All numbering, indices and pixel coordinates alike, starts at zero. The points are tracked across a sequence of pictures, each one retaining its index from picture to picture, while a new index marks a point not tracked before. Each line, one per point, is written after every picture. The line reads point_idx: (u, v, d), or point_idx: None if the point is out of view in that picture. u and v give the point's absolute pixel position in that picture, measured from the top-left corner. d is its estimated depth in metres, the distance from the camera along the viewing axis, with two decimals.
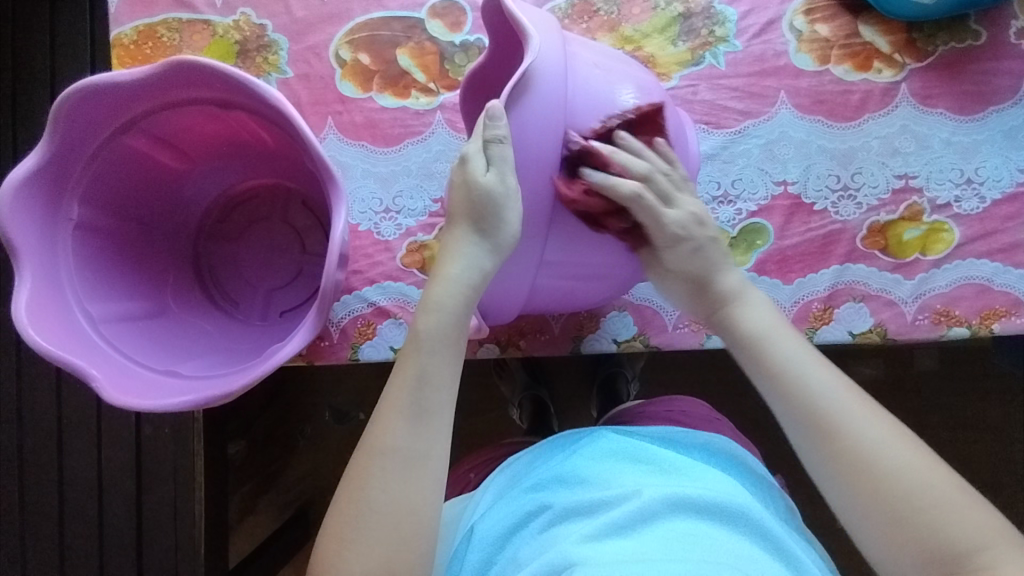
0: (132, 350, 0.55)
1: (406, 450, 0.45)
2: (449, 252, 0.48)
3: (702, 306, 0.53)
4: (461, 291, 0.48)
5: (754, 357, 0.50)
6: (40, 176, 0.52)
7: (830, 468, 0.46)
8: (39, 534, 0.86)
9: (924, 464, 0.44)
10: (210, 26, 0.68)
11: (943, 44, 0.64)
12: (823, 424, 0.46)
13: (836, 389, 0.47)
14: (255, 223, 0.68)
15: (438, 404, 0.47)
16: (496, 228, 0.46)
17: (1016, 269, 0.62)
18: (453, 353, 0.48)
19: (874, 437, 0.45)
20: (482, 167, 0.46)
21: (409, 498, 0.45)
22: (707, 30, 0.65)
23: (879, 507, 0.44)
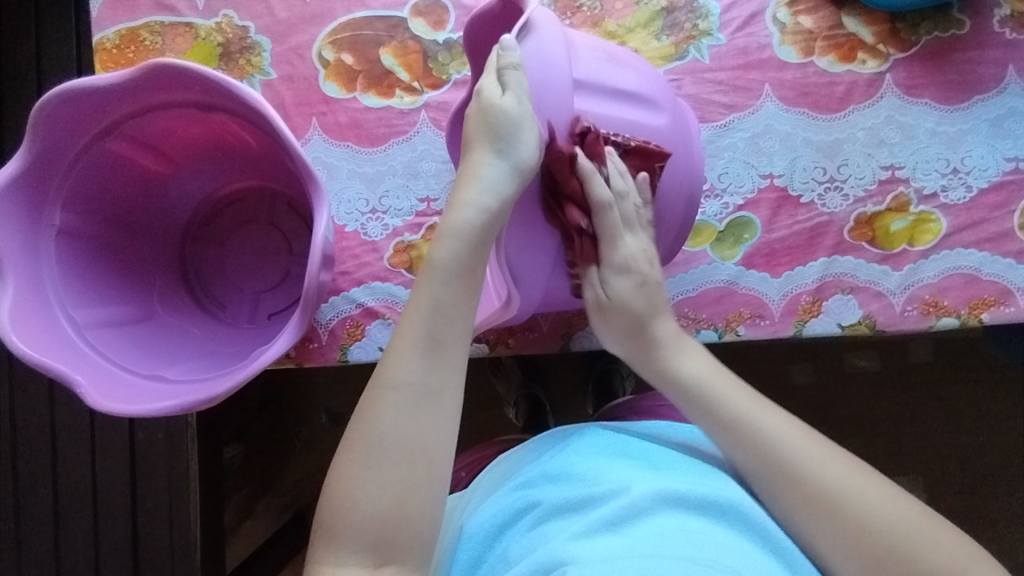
0: (117, 354, 0.55)
1: (420, 382, 0.44)
2: (468, 176, 0.47)
3: (634, 350, 0.54)
4: (478, 216, 0.46)
5: (702, 407, 0.51)
6: (20, 183, 0.52)
7: (789, 507, 0.46)
8: (36, 541, 0.86)
9: (883, 493, 0.45)
10: (192, 29, 0.68)
11: (926, 34, 0.64)
12: (779, 469, 0.47)
13: (791, 432, 0.48)
14: (242, 225, 0.68)
15: (452, 338, 0.45)
16: (514, 146, 0.45)
17: (1004, 259, 0.61)
18: (471, 284, 0.46)
19: (830, 474, 0.46)
20: (498, 91, 0.46)
21: (422, 429, 0.44)
22: (691, 24, 0.65)
23: (853, 544, 0.43)
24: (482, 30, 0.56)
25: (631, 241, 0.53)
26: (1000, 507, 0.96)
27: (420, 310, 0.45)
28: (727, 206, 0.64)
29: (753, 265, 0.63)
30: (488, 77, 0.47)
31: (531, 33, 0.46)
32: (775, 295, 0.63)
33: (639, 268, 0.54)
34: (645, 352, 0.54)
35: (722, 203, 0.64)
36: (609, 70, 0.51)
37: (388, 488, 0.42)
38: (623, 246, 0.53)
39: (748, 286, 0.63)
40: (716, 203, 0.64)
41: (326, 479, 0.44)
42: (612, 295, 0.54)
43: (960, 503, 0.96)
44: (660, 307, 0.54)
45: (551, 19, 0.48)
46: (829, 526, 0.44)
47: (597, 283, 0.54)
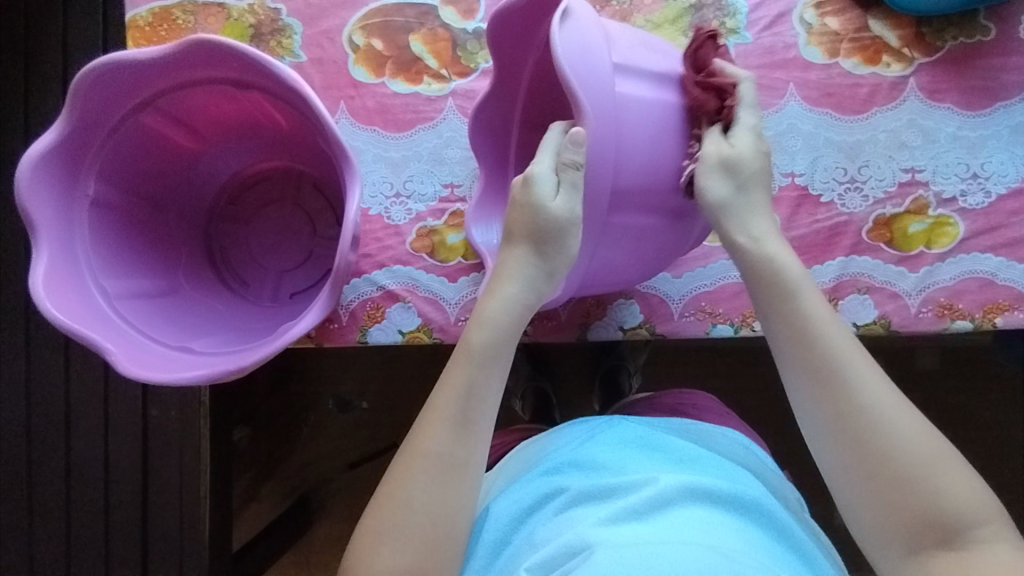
0: (145, 325, 0.56)
1: (447, 455, 0.46)
2: (505, 272, 0.50)
3: (726, 219, 0.50)
4: (516, 310, 0.50)
5: (770, 293, 0.48)
6: (57, 152, 0.53)
7: (822, 413, 0.46)
8: (46, 511, 0.87)
9: (919, 430, 0.44)
10: (225, 9, 0.68)
11: (952, 40, 0.64)
12: (833, 379, 0.46)
13: (848, 345, 0.47)
14: (267, 205, 0.69)
15: (480, 418, 0.47)
16: (556, 251, 0.49)
17: (1019, 264, 0.62)
18: (501, 371, 0.49)
19: (873, 400, 0.45)
20: (551, 192, 0.48)
21: (446, 501, 0.45)
22: (718, 22, 0.66)
23: (870, 464, 0.44)
24: (506, 24, 0.57)
25: (743, 138, 0.51)
26: (1001, 515, 0.96)
27: (454, 393, 0.48)
28: None
29: None
30: (546, 163, 0.49)
31: (567, 21, 0.47)
32: None
33: (756, 143, 0.51)
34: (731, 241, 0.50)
35: None
36: (645, 57, 0.52)
37: (409, 550, 0.44)
38: (722, 142, 0.50)
39: None
40: None
41: (353, 533, 0.46)
42: (716, 175, 0.49)
43: None
44: (749, 189, 0.50)
45: (584, 9, 0.49)
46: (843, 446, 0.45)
47: (714, 142, 0.50)
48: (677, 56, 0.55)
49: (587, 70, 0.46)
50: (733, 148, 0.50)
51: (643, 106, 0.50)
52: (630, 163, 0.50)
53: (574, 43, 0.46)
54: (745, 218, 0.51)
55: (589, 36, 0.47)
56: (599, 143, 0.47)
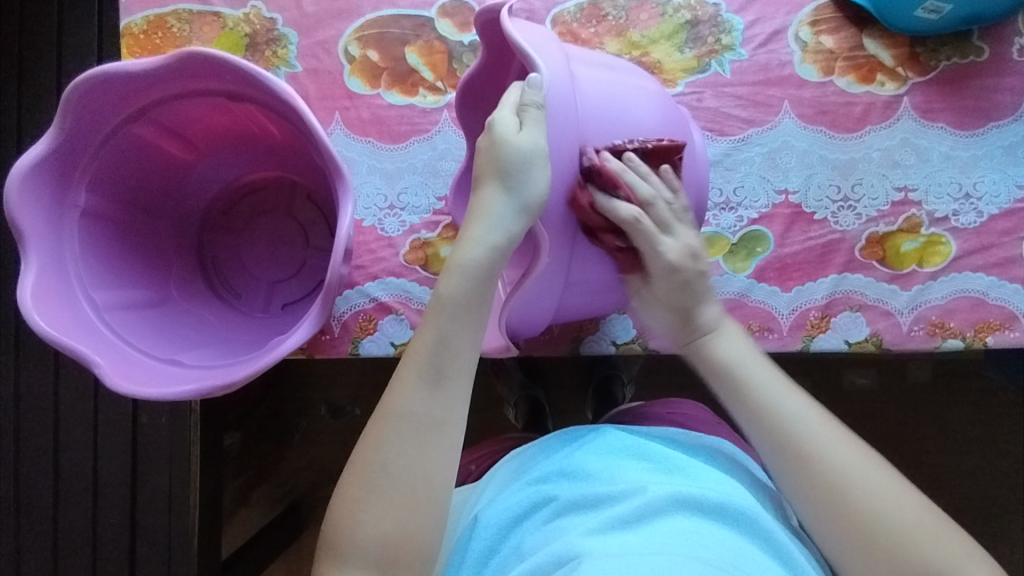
0: (134, 337, 0.56)
1: (421, 414, 0.45)
2: (477, 212, 0.47)
3: (681, 330, 0.53)
4: (488, 254, 0.46)
5: (729, 384, 0.50)
6: (48, 163, 0.53)
7: (798, 489, 0.46)
8: (33, 517, 0.86)
9: (896, 489, 0.45)
10: (220, 18, 0.68)
11: (946, 60, 0.65)
12: (802, 452, 0.46)
13: (811, 415, 0.48)
14: (260, 215, 0.68)
15: (456, 370, 0.46)
16: (524, 186, 0.45)
17: (1011, 284, 0.62)
18: (475, 320, 0.47)
19: (843, 463, 0.45)
20: (514, 126, 0.45)
21: (423, 464, 0.45)
22: (714, 38, 0.66)
23: (864, 544, 0.44)
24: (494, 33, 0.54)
25: (682, 234, 0.51)
26: (993, 528, 0.97)
27: (426, 344, 0.46)
28: (741, 219, 0.65)
29: (764, 279, 0.64)
30: (503, 109, 0.46)
31: (517, 20, 0.49)
32: (784, 309, 0.64)
33: (686, 268, 0.51)
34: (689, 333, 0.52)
35: (737, 216, 0.65)
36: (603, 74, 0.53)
37: (390, 515, 0.44)
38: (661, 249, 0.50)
39: (758, 299, 0.64)
40: (730, 216, 0.65)
41: (331, 506, 0.46)
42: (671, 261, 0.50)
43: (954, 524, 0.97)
44: (706, 290, 0.52)
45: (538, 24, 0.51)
46: (840, 528, 0.44)
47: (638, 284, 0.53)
48: (641, 78, 0.56)
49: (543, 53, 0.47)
50: (660, 291, 0.52)
51: (599, 87, 0.51)
52: (595, 130, 0.49)
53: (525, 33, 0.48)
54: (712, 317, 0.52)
55: (542, 35, 0.49)
56: (561, 107, 0.47)
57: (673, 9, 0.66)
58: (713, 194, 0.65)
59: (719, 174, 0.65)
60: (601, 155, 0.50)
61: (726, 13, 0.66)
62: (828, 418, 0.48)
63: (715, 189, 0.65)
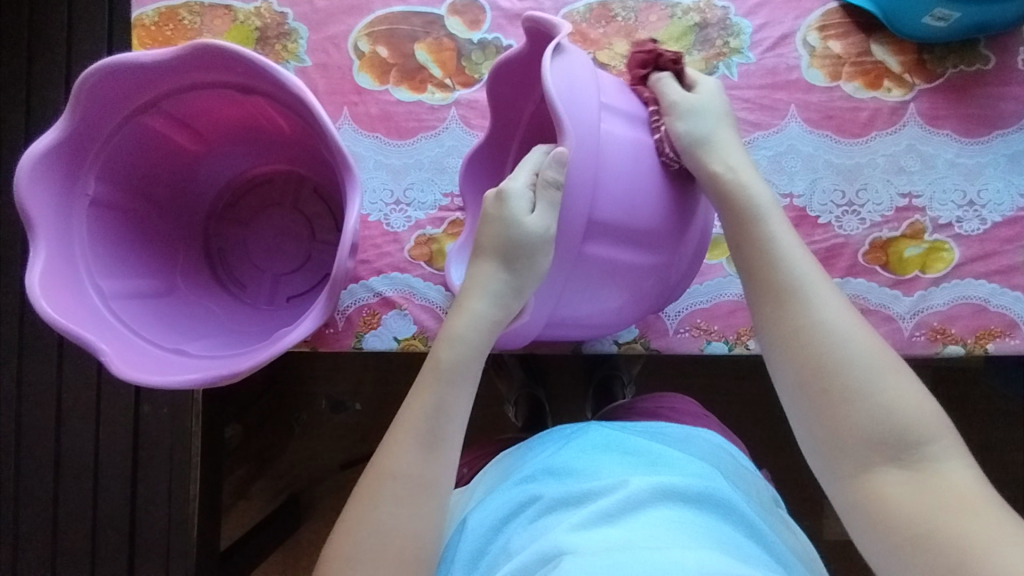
0: (139, 326, 0.56)
1: (414, 475, 0.47)
2: (474, 283, 0.50)
3: (688, 152, 0.51)
4: (483, 328, 0.50)
5: (737, 206, 0.50)
6: (60, 151, 0.53)
7: (778, 337, 0.47)
8: (34, 502, 0.87)
9: (875, 343, 0.46)
10: (231, 12, 0.69)
11: (953, 67, 0.65)
12: (791, 292, 0.48)
13: (812, 267, 0.49)
14: (267, 208, 0.69)
15: (448, 437, 0.48)
16: (523, 267, 0.48)
17: (1012, 292, 0.63)
18: (467, 388, 0.49)
19: (829, 314, 0.47)
20: (526, 207, 0.48)
21: (412, 522, 0.46)
22: (722, 41, 0.66)
23: (831, 398, 0.45)
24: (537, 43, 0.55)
25: (704, 94, 0.53)
26: None
27: (421, 411, 0.48)
28: None
29: None
30: (521, 180, 0.49)
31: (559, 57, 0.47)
32: None
33: (710, 113, 0.52)
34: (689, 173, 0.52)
35: None
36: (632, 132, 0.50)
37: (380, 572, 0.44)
38: (688, 98, 0.52)
39: None
40: None
41: (323, 556, 0.47)
42: (681, 116, 0.51)
43: None
44: (713, 122, 0.52)
45: (583, 62, 0.49)
46: (794, 366, 0.46)
47: (670, 112, 0.52)
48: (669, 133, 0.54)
49: (573, 106, 0.45)
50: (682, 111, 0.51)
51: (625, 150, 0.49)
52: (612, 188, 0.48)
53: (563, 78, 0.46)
54: (717, 138, 0.52)
55: (578, 79, 0.47)
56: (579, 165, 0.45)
57: (683, 11, 0.67)
58: None
59: None
60: (609, 224, 0.48)
61: (735, 16, 0.66)
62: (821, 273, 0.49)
63: None
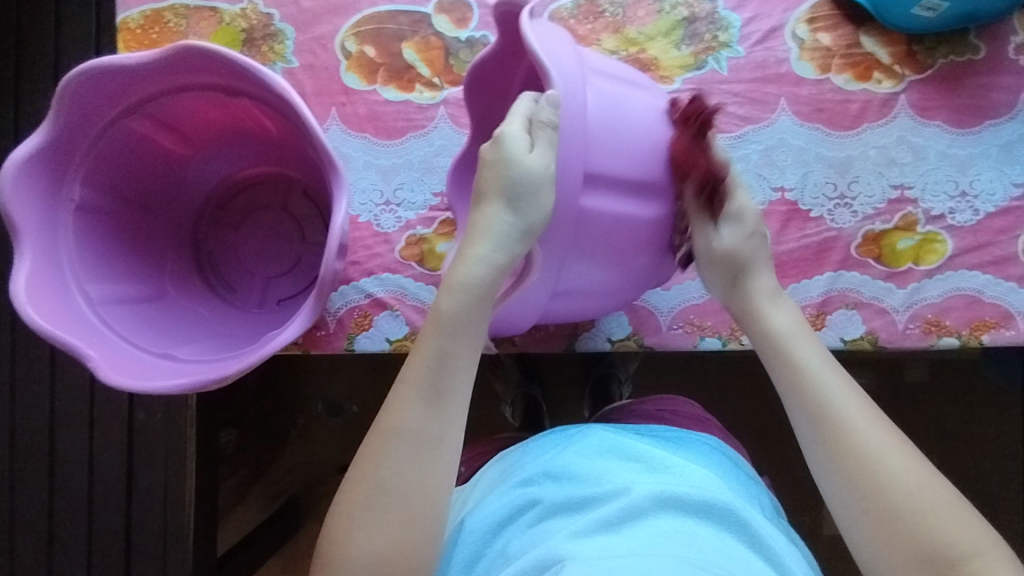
0: (127, 331, 0.55)
1: (420, 432, 0.45)
2: (478, 229, 0.48)
3: (732, 298, 0.54)
4: (487, 273, 0.47)
5: (779, 356, 0.50)
6: (43, 156, 0.53)
7: (821, 464, 0.46)
8: (30, 512, 0.86)
9: (930, 475, 0.43)
10: (217, 14, 0.68)
11: (943, 57, 0.65)
12: (828, 422, 0.46)
13: (849, 398, 0.47)
14: (256, 210, 0.68)
15: (454, 389, 0.46)
16: (526, 205, 0.46)
17: (1006, 283, 0.62)
18: (472, 336, 0.47)
19: (874, 441, 0.45)
20: (524, 147, 0.46)
21: (420, 481, 0.44)
22: (711, 35, 0.66)
23: (882, 520, 0.43)
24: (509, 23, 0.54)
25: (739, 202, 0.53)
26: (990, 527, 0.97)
27: (426, 360, 0.47)
28: None
29: None
30: (515, 125, 0.47)
31: (534, 21, 0.48)
32: None
33: (747, 239, 0.53)
34: (739, 303, 0.54)
35: None
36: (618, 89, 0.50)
37: (387, 532, 0.43)
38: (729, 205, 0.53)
39: None
40: None
41: (326, 522, 0.45)
42: (723, 247, 0.53)
43: None
44: (757, 261, 0.54)
45: (558, 27, 0.50)
46: (828, 465, 0.45)
47: (710, 235, 0.53)
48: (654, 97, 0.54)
49: (556, 56, 0.46)
50: (720, 247, 0.53)
51: (613, 101, 0.49)
52: (606, 133, 0.48)
53: (541, 36, 0.47)
54: (761, 288, 0.53)
55: (556, 38, 0.48)
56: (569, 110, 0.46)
57: (671, 5, 0.66)
58: None
59: None
60: (607, 175, 0.48)
61: (723, 10, 0.66)
62: (866, 401, 0.47)
63: None
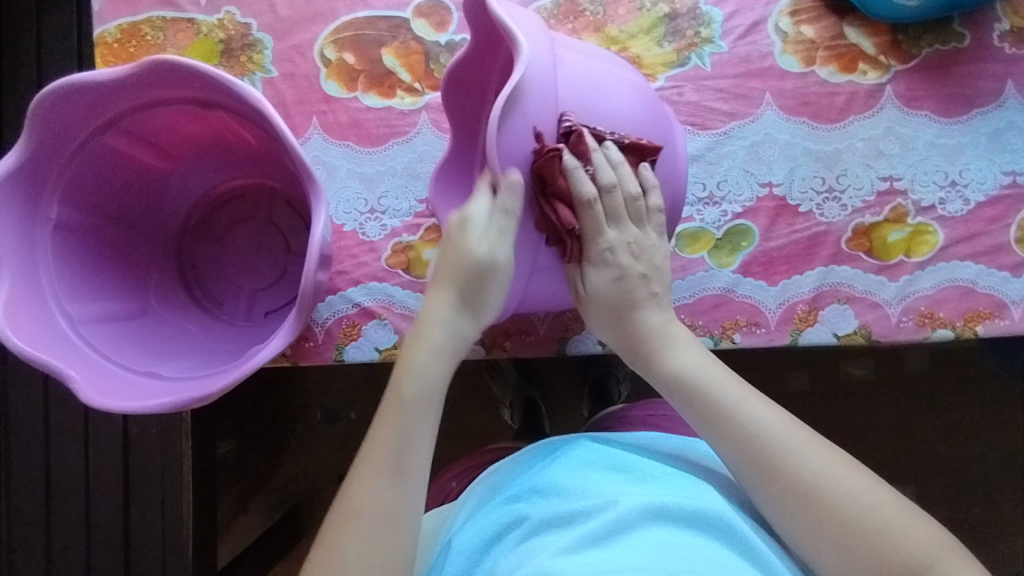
0: (110, 350, 0.55)
1: (383, 513, 0.45)
2: (429, 320, 0.50)
3: (630, 346, 0.54)
4: (441, 360, 0.50)
5: (699, 402, 0.50)
6: (18, 177, 0.52)
7: (770, 499, 0.47)
8: (27, 533, 0.86)
9: (867, 484, 0.46)
10: (194, 25, 0.67)
11: (928, 46, 0.64)
12: (766, 459, 0.47)
13: (777, 423, 0.48)
14: (240, 222, 0.68)
15: (412, 467, 0.47)
16: (481, 299, 0.50)
17: (999, 272, 0.62)
18: (430, 418, 0.49)
19: (810, 461, 0.46)
20: (480, 233, 0.48)
21: (383, 556, 0.44)
22: (693, 31, 0.65)
23: (837, 538, 0.44)
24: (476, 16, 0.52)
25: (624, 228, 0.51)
26: (995, 517, 0.96)
27: (385, 444, 0.47)
28: (726, 213, 0.64)
29: (750, 273, 0.63)
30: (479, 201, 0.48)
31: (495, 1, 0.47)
32: (771, 303, 0.63)
33: (619, 261, 0.52)
34: (640, 348, 0.53)
35: (721, 210, 0.64)
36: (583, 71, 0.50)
37: None
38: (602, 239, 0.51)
39: (744, 294, 0.63)
40: (714, 210, 0.64)
41: None
42: (592, 288, 0.53)
43: (954, 513, 0.96)
44: (641, 295, 0.53)
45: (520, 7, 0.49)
46: (776, 496, 0.46)
47: (577, 279, 0.53)
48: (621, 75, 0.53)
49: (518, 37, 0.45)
50: (595, 283, 0.52)
51: (576, 83, 0.48)
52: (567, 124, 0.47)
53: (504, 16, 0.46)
54: (657, 324, 0.53)
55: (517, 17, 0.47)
56: (540, 82, 0.45)
57: (652, 2, 0.66)
58: (697, 189, 0.64)
59: (703, 168, 0.64)
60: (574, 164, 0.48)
61: (705, 5, 0.65)
62: (797, 425, 0.49)
63: (699, 184, 0.64)
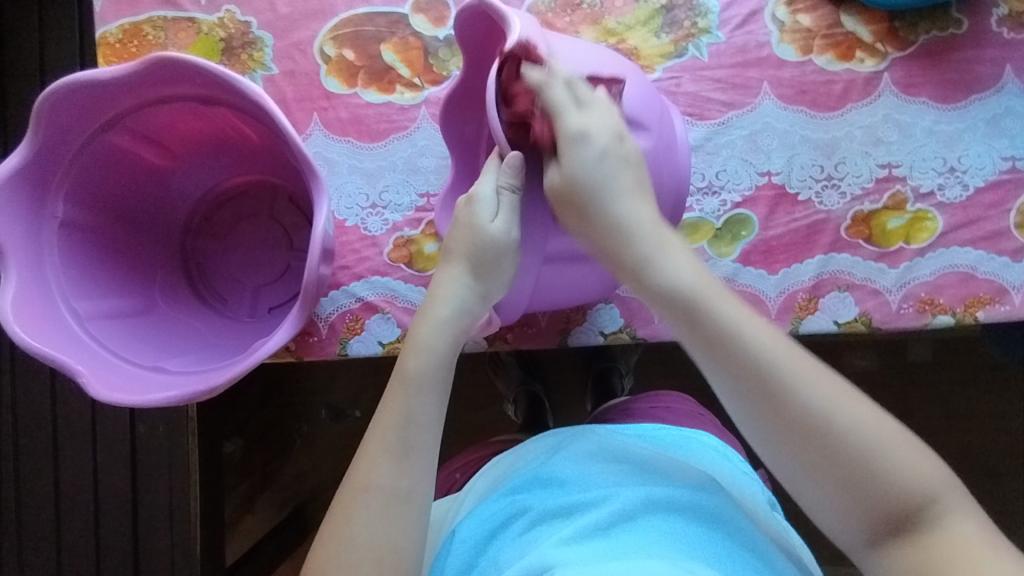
0: (118, 345, 0.56)
1: (391, 487, 0.47)
2: (439, 291, 0.51)
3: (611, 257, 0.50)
4: (449, 333, 0.50)
5: (695, 317, 0.48)
6: (23, 176, 0.53)
7: (767, 430, 0.47)
8: (38, 531, 0.87)
9: (869, 414, 0.46)
10: (195, 24, 0.68)
11: (925, 33, 0.64)
12: (766, 387, 0.46)
13: (775, 344, 0.47)
14: (243, 219, 0.68)
15: (421, 444, 0.48)
16: (494, 270, 0.50)
17: (999, 257, 0.62)
18: (438, 393, 0.50)
19: (812, 391, 0.46)
20: (490, 214, 0.49)
21: (391, 537, 0.46)
22: (690, 22, 0.65)
23: (835, 475, 0.46)
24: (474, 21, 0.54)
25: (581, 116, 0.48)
26: (1000, 504, 0.96)
27: (392, 419, 0.48)
28: (725, 203, 0.64)
29: (750, 262, 0.63)
30: (488, 184, 0.49)
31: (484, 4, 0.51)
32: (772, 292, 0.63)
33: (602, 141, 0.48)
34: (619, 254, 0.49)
35: (720, 200, 0.64)
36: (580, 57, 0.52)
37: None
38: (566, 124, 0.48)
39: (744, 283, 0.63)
40: (713, 200, 0.64)
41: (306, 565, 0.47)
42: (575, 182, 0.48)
43: None
44: (614, 183, 0.48)
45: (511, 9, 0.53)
46: (778, 430, 0.47)
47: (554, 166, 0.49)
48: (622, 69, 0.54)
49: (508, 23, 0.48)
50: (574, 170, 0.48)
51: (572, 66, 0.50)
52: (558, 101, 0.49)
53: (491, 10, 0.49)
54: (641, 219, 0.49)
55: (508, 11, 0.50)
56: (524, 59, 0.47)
57: None
58: (696, 179, 0.64)
59: (702, 158, 0.65)
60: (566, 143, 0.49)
61: None
62: (797, 350, 0.48)
63: (697, 174, 0.64)
